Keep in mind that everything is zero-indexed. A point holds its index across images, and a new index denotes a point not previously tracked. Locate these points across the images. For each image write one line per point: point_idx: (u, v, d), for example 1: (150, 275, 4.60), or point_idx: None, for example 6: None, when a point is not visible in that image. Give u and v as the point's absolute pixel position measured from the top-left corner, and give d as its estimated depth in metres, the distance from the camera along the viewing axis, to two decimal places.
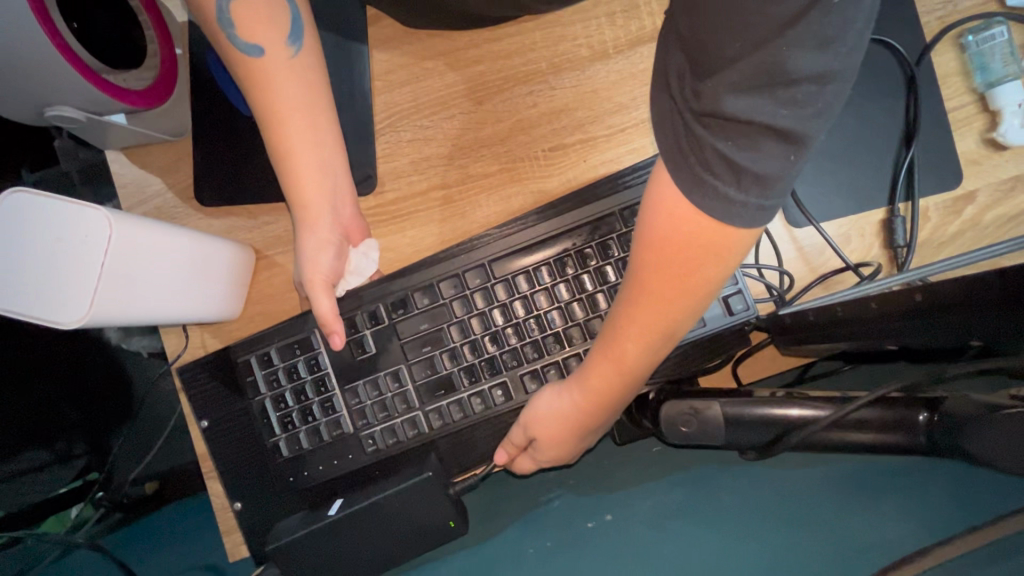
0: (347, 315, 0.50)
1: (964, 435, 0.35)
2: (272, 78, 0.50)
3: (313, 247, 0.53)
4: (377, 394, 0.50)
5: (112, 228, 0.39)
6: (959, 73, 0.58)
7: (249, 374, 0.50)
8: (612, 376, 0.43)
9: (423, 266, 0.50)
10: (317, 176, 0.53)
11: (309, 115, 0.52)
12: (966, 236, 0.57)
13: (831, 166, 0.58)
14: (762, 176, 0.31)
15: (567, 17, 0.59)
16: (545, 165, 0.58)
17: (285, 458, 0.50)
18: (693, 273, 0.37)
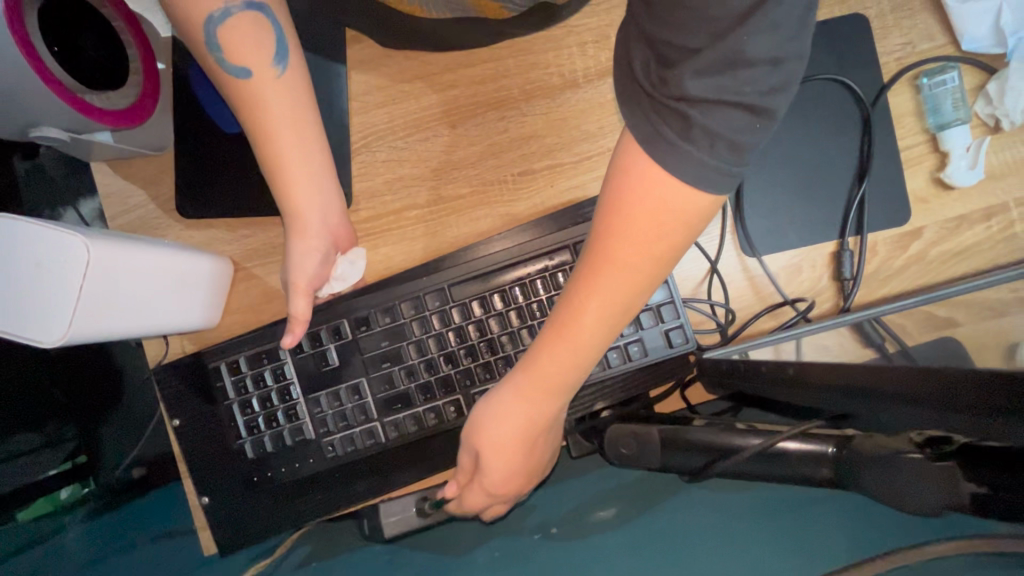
0: (309, 330, 0.53)
1: (864, 472, 0.38)
2: (261, 96, 0.49)
3: (299, 253, 0.52)
4: (337, 405, 0.52)
5: (88, 255, 0.41)
6: (913, 113, 0.60)
7: (218, 380, 0.53)
8: (571, 357, 0.43)
9: (386, 287, 0.53)
10: (307, 179, 0.52)
11: (299, 125, 0.51)
12: (911, 270, 0.60)
13: (786, 199, 0.61)
14: (734, 141, 0.32)
15: (540, 45, 0.61)
16: (514, 188, 0.61)
17: (251, 458, 0.53)
18: (656, 245, 0.38)
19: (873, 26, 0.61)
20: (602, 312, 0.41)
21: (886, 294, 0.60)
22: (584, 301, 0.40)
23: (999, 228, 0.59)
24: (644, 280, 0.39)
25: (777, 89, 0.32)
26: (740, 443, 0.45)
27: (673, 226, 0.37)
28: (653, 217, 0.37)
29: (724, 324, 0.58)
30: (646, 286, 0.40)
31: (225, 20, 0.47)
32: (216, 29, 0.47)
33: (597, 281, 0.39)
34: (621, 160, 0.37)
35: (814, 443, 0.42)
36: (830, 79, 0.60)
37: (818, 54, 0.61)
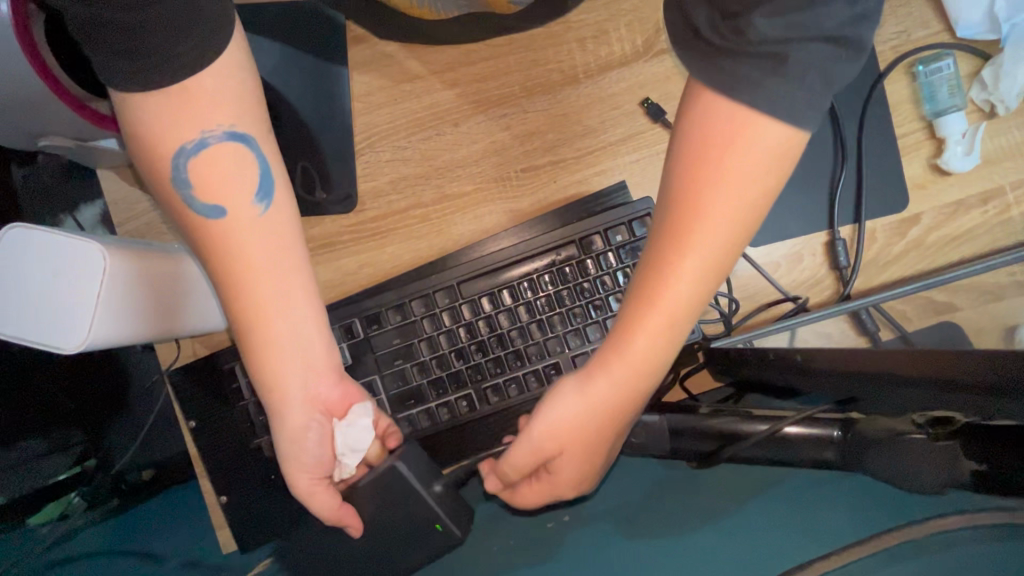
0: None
1: (869, 455, 0.40)
2: (252, 315, 0.43)
3: (291, 434, 0.46)
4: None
5: (106, 260, 0.42)
6: (910, 100, 0.61)
7: (233, 381, 0.54)
8: (674, 320, 0.40)
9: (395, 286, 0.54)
10: (296, 377, 0.45)
11: (290, 344, 0.44)
12: (909, 255, 0.61)
13: (787, 189, 0.62)
14: (823, 69, 0.33)
15: (540, 41, 0.61)
16: (517, 185, 0.62)
17: (268, 456, 0.54)
18: (753, 185, 0.37)
19: None
20: (705, 268, 0.38)
21: (886, 280, 0.61)
22: (687, 255, 0.38)
23: (995, 212, 0.60)
24: (744, 226, 0.38)
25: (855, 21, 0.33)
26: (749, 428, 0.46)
27: (770, 164, 0.36)
28: (747, 157, 0.36)
29: (728, 314, 0.58)
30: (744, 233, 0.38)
31: (199, 153, 0.41)
32: (188, 163, 0.41)
33: (701, 233, 0.37)
34: (694, 119, 0.37)
35: (818, 427, 0.44)
36: None
37: None
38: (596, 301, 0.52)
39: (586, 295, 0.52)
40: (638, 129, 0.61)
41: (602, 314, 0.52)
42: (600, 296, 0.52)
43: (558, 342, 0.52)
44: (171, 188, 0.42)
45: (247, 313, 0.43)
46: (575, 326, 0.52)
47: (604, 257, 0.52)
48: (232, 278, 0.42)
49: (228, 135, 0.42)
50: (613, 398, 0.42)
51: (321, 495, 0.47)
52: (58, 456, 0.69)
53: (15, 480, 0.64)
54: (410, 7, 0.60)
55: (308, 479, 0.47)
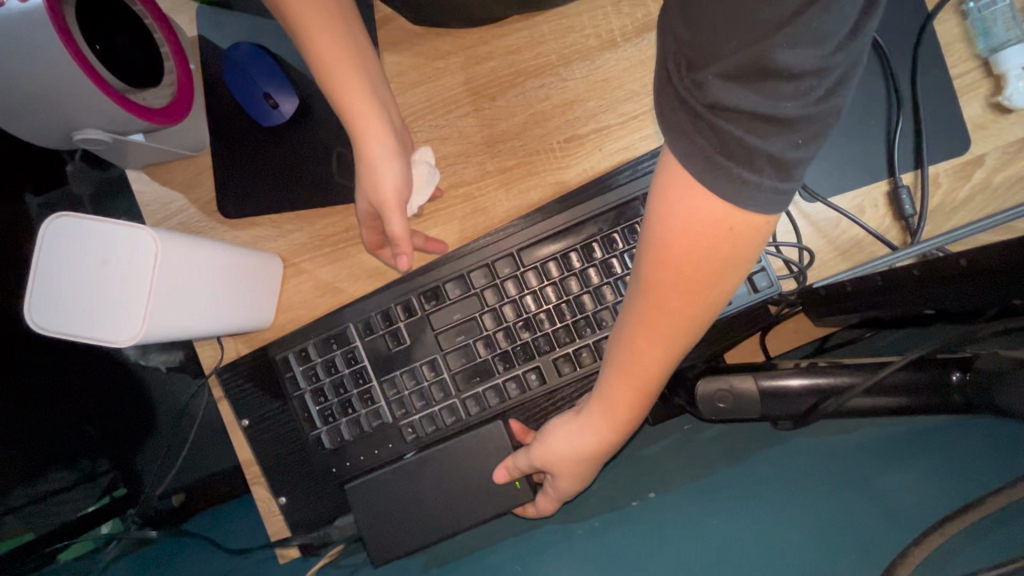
0: (377, 311, 0.51)
1: (997, 390, 0.36)
2: (320, 48, 0.50)
3: (372, 130, 0.52)
4: (415, 384, 0.50)
5: (159, 245, 0.39)
6: (962, 40, 0.59)
7: (288, 370, 0.51)
8: (637, 389, 0.41)
9: (453, 257, 0.51)
10: (369, 119, 0.51)
11: (351, 58, 0.51)
12: (977, 199, 0.58)
13: (841, 138, 0.59)
14: (777, 159, 0.29)
15: (574, 8, 0.59)
16: (561, 156, 0.59)
17: (328, 449, 0.51)
18: (704, 285, 0.35)
19: None
20: (667, 355, 0.39)
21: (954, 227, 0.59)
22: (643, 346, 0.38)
23: None
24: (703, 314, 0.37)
25: (833, 92, 0.29)
26: (838, 380, 0.43)
27: (727, 256, 0.34)
28: (698, 254, 0.34)
29: (800, 266, 0.54)
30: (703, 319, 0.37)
31: None
32: None
33: (656, 327, 0.37)
34: (659, 187, 0.34)
35: (932, 371, 0.41)
36: None
37: None
38: None
39: None
40: None
41: None
42: None
43: None
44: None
45: (324, 54, 0.50)
46: None
47: None
48: (312, 31, 0.49)
49: None
50: (588, 438, 0.46)
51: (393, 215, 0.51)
52: (86, 487, 0.61)
53: (46, 510, 0.56)
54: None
55: (390, 200, 0.52)
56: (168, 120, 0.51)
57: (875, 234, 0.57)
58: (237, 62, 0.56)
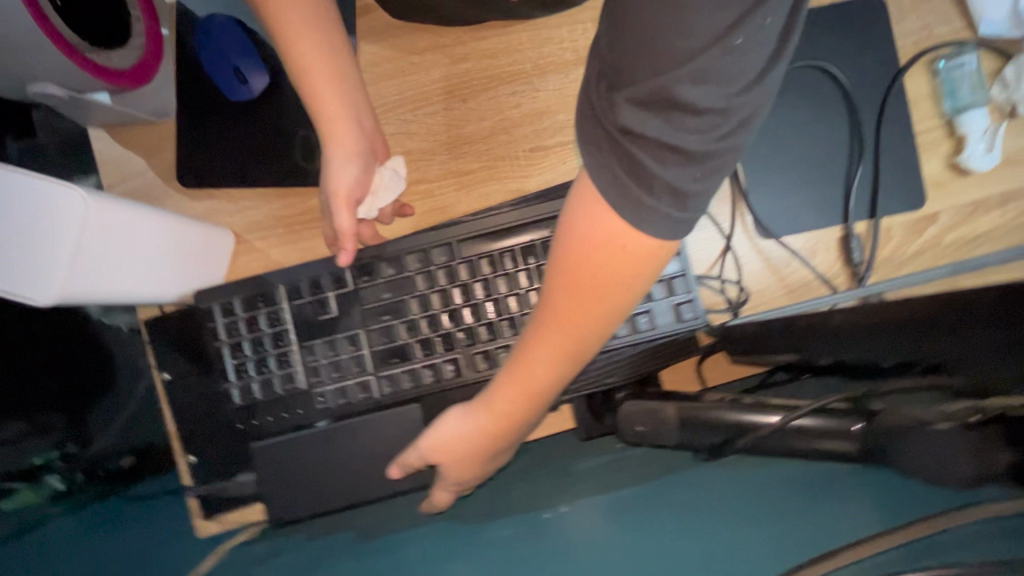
0: (307, 276, 0.48)
1: (892, 446, 0.37)
2: (297, 39, 0.50)
3: (337, 125, 0.52)
4: (333, 355, 0.48)
5: (87, 209, 0.39)
6: (930, 97, 0.60)
7: (209, 321, 0.48)
8: (529, 391, 0.41)
9: (394, 238, 0.48)
10: (337, 116, 0.52)
11: (329, 59, 0.51)
12: (926, 255, 0.59)
13: (802, 179, 0.60)
14: (675, 189, 0.30)
15: (555, 20, 0.60)
16: (525, 165, 0.59)
17: (236, 405, 0.48)
18: (598, 298, 0.35)
19: (890, 8, 0.60)
20: (556, 361, 0.39)
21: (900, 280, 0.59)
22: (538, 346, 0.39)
23: (1015, 215, 0.59)
24: (597, 326, 0.37)
25: (734, 130, 0.30)
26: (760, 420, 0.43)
27: (624, 273, 0.34)
28: (595, 266, 0.34)
29: (737, 303, 0.57)
30: (596, 332, 0.38)
31: None
32: None
33: (551, 328, 0.38)
34: (574, 194, 0.34)
35: (837, 420, 0.42)
36: (823, 68, 0.59)
37: (836, 36, 0.60)
38: None
39: None
40: None
41: None
42: None
43: None
44: None
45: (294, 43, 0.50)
46: None
47: None
48: (287, 22, 0.49)
49: None
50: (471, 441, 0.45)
51: (342, 208, 0.52)
52: None
53: None
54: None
55: (342, 193, 0.53)
56: (130, 83, 0.52)
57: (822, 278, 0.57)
58: (213, 37, 0.56)
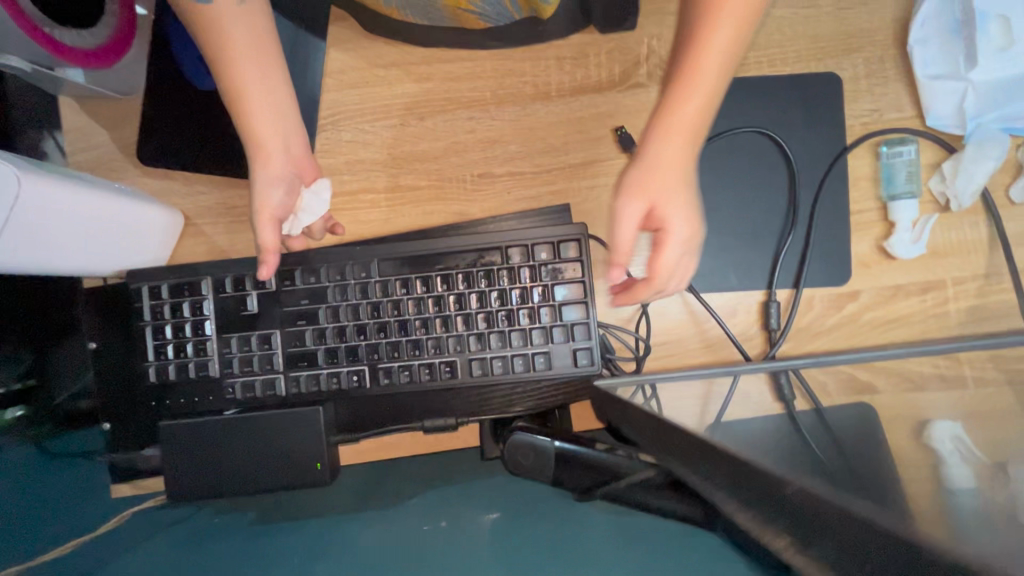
0: (231, 273, 0.51)
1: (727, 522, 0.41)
2: (230, 49, 0.46)
3: (265, 133, 0.49)
4: (246, 350, 0.51)
5: (21, 188, 0.41)
6: (870, 179, 0.61)
7: (136, 301, 0.51)
8: (691, 120, 0.43)
9: (320, 249, 0.51)
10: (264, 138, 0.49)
11: (263, 67, 0.48)
12: (841, 330, 0.62)
13: (733, 241, 0.62)
14: None
15: (520, 53, 0.61)
16: (471, 190, 0.62)
17: (153, 383, 0.51)
18: None
19: (845, 87, 0.61)
20: (719, 30, 0.41)
21: (814, 350, 0.61)
22: (663, 139, 0.43)
23: (932, 304, 0.61)
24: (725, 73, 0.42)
25: None
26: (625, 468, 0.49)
27: None
28: None
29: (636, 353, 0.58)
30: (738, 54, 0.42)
31: None
32: None
33: (698, 49, 0.41)
34: (696, 30, 0.42)
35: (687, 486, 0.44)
36: (770, 136, 0.61)
37: (789, 107, 0.62)
38: (511, 311, 0.49)
39: (501, 303, 0.49)
40: (598, 157, 0.62)
41: (514, 324, 0.50)
42: (514, 307, 0.49)
43: (456, 342, 0.50)
44: None
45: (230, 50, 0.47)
46: (481, 330, 0.50)
47: (529, 269, 0.49)
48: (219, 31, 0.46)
49: None
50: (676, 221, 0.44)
51: (265, 224, 0.48)
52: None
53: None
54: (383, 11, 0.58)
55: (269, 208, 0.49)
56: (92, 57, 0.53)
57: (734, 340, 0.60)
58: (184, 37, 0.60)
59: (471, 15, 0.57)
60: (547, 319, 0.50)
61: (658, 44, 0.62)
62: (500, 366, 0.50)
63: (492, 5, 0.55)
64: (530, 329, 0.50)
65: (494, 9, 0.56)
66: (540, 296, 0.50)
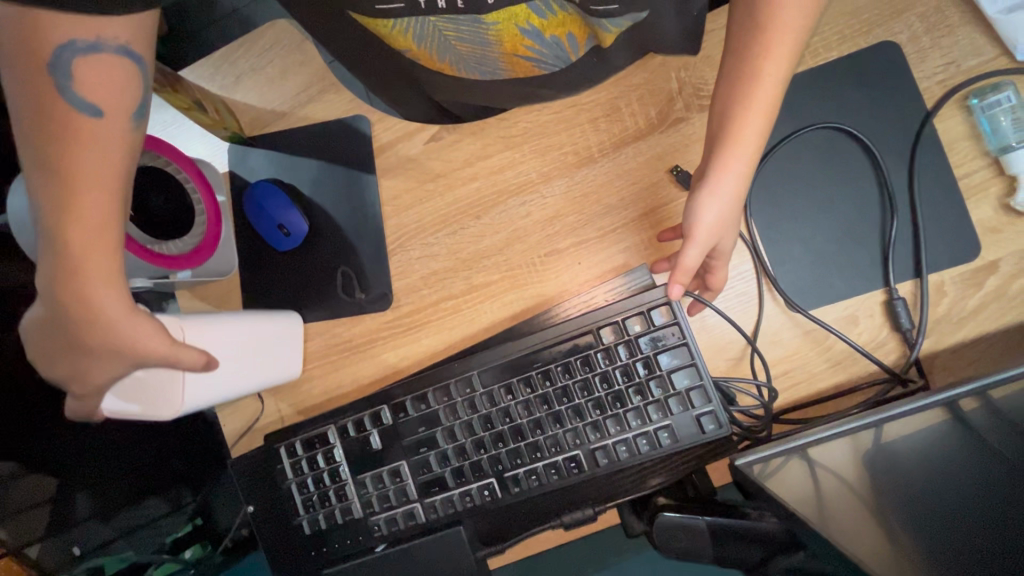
0: (351, 417, 0.54)
1: None
2: (72, 227, 0.42)
3: (82, 296, 0.44)
4: (381, 486, 0.53)
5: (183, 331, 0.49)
6: (968, 137, 0.55)
7: (278, 463, 0.56)
8: (751, 152, 0.45)
9: (423, 374, 0.53)
10: (82, 308, 0.44)
11: (96, 232, 0.43)
12: (990, 308, 0.54)
13: (831, 245, 0.57)
14: None
15: (553, 127, 0.62)
16: (542, 270, 0.62)
17: (308, 534, 0.55)
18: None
19: (907, 50, 0.56)
20: (769, 71, 0.42)
21: (963, 338, 0.54)
22: (728, 157, 0.45)
23: None
24: (783, 87, 0.43)
25: None
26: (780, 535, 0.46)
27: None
28: None
29: (764, 400, 0.54)
30: (792, 69, 0.43)
31: None
32: (59, 63, 0.41)
33: (750, 80, 0.43)
34: (749, 73, 0.43)
35: None
36: (839, 128, 0.57)
37: (849, 90, 0.57)
38: (620, 391, 0.49)
39: (607, 386, 0.49)
40: (660, 201, 0.60)
41: (628, 405, 0.49)
42: (622, 386, 0.49)
43: (574, 435, 0.50)
44: (45, 88, 0.41)
45: (73, 181, 0.42)
46: (595, 418, 0.49)
47: (625, 345, 0.49)
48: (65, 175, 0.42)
49: (123, 49, 0.43)
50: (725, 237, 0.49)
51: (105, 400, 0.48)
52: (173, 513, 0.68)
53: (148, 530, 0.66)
54: (435, 67, 0.61)
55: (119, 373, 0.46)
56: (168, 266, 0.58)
57: (865, 353, 0.54)
58: (256, 199, 0.64)
59: (526, 62, 0.59)
60: (659, 391, 0.48)
61: (687, 73, 0.60)
62: (625, 450, 0.49)
63: (549, 46, 0.57)
64: (644, 405, 0.49)
65: (553, 53, 0.58)
66: (646, 369, 0.49)
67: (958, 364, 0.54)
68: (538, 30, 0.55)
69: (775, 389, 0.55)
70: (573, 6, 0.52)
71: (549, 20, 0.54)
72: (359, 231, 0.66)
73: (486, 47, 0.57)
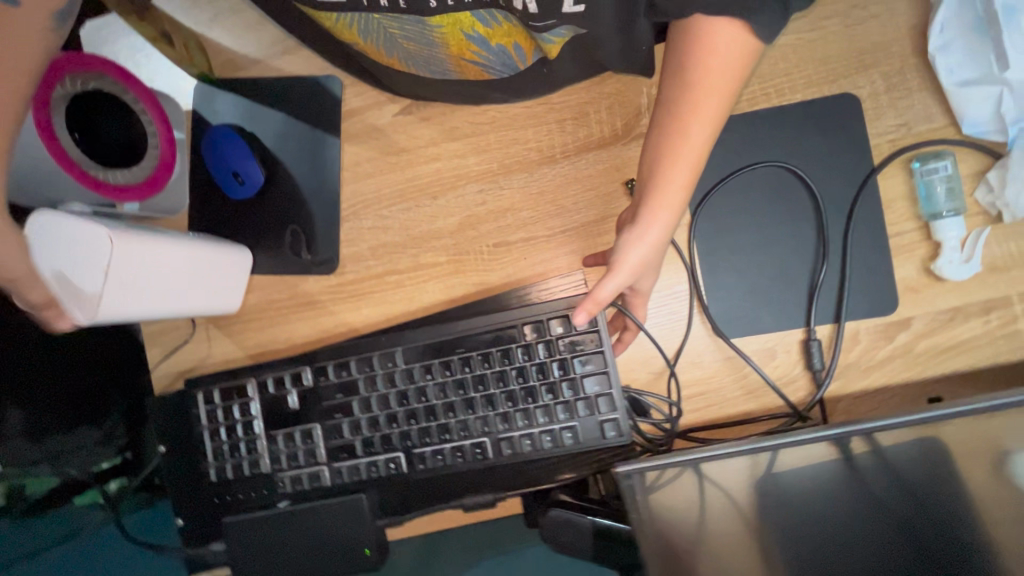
0: (272, 374, 0.55)
1: None
2: None
3: None
4: (291, 445, 0.54)
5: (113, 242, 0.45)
6: (906, 198, 0.58)
7: (193, 409, 0.56)
8: (678, 203, 0.46)
9: (348, 343, 0.54)
10: None
11: None
12: (896, 362, 0.57)
13: (764, 280, 0.59)
14: None
15: (522, 121, 0.63)
16: (489, 259, 0.63)
17: (214, 481, 0.55)
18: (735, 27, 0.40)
19: (866, 105, 0.58)
20: (697, 130, 0.44)
21: (867, 386, 0.58)
22: (656, 204, 0.45)
23: (998, 324, 0.56)
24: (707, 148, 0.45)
25: None
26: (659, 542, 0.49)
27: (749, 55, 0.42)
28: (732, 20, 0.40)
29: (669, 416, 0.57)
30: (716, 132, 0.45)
31: None
32: None
33: (678, 136, 0.44)
34: (676, 128, 0.44)
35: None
36: (788, 168, 0.59)
37: (805, 135, 0.59)
38: (533, 388, 0.50)
39: (520, 382, 0.50)
40: (612, 211, 0.61)
41: (538, 401, 0.50)
42: (534, 384, 0.50)
43: (483, 423, 0.51)
44: None
45: None
46: (506, 410, 0.51)
47: (545, 345, 0.50)
48: None
49: None
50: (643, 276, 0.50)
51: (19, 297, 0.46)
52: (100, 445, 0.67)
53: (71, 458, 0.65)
54: (382, 61, 0.61)
55: None
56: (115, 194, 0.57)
57: (774, 387, 0.57)
58: (213, 142, 0.62)
59: (475, 66, 0.58)
60: (569, 394, 0.50)
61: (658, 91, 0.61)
62: (529, 444, 0.51)
63: (497, 54, 0.57)
64: (554, 405, 0.50)
65: (499, 60, 0.58)
66: (560, 370, 0.50)
67: (858, 409, 0.57)
68: (483, 37, 0.54)
69: (682, 408, 0.58)
70: (517, 20, 0.51)
71: (495, 29, 0.53)
72: (316, 191, 0.66)
73: (432, 47, 0.56)
